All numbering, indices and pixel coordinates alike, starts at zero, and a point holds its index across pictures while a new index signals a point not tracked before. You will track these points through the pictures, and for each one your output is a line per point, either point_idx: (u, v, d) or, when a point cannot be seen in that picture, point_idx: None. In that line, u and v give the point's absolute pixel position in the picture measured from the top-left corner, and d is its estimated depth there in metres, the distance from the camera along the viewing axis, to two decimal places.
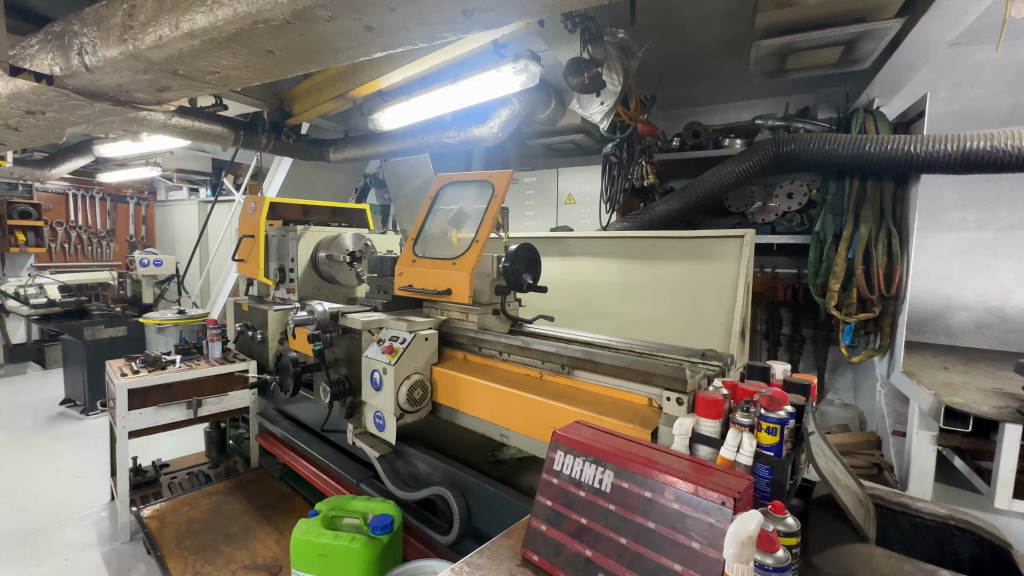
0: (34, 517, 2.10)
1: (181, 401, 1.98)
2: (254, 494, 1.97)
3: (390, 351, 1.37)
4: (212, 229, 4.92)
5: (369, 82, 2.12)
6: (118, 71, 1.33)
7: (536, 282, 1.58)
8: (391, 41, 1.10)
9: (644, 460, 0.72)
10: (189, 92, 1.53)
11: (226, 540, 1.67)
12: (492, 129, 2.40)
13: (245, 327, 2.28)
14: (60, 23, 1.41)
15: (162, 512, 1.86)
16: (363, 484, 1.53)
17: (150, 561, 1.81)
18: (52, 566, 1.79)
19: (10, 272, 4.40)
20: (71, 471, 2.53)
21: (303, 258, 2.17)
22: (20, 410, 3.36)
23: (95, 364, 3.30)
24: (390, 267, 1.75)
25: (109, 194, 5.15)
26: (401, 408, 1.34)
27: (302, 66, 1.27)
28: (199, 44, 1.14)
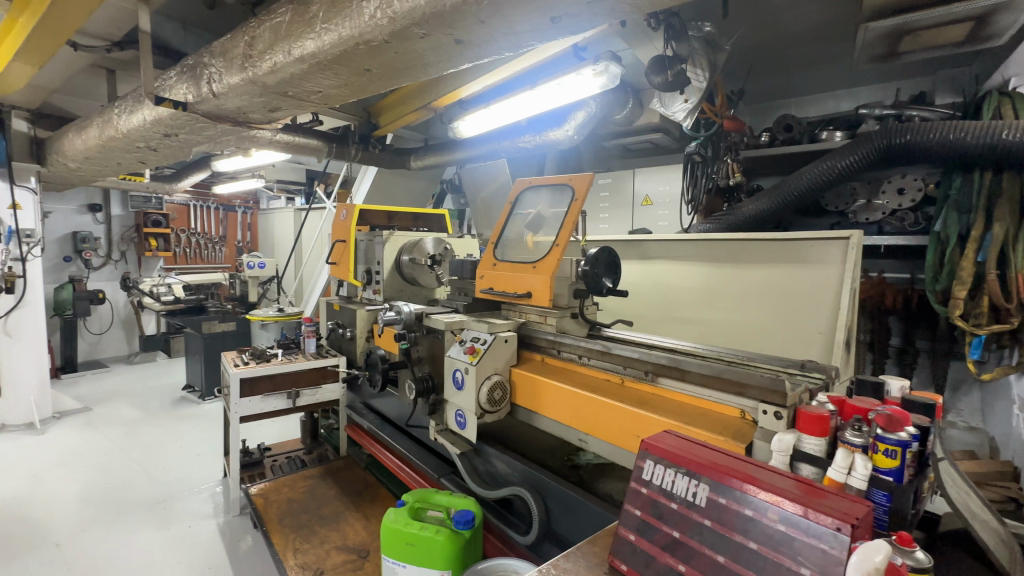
0: (164, 486, 2.42)
1: (282, 391, 2.18)
2: (344, 481, 2.12)
3: (472, 352, 1.41)
4: (306, 234, 5.37)
5: (450, 92, 2.20)
6: (239, 95, 1.49)
7: (616, 285, 1.55)
8: (478, 53, 1.13)
9: (744, 475, 0.68)
10: (295, 111, 1.68)
11: (321, 521, 1.81)
12: (569, 132, 2.40)
13: (336, 325, 2.46)
14: (192, 57, 1.62)
15: (267, 491, 2.05)
16: (444, 479, 1.59)
17: (257, 535, 2.01)
18: (179, 530, 2.04)
19: (145, 273, 5.12)
20: (193, 449, 2.88)
21: (389, 261, 2.30)
22: (151, 393, 3.88)
23: (211, 355, 3.73)
24: (470, 271, 1.81)
25: (222, 204, 5.78)
26: (481, 408, 1.37)
27: (394, 82, 1.35)
28: (307, 67, 1.25)
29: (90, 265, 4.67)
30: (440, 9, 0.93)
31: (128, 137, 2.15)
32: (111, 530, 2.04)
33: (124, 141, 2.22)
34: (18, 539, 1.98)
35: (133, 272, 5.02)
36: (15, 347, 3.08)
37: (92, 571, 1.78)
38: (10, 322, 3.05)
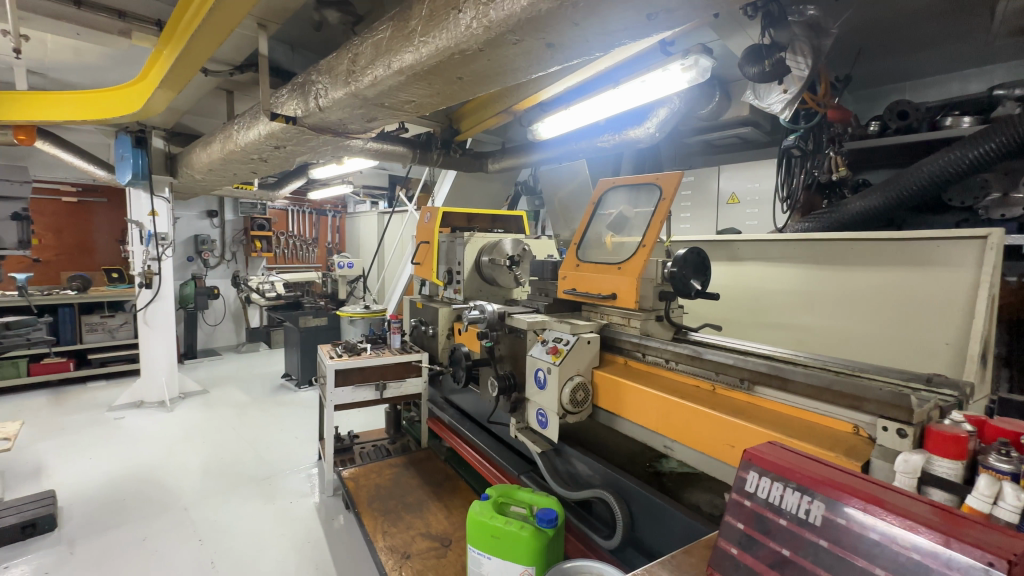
0: (269, 464, 2.68)
1: (370, 383, 2.32)
2: (425, 471, 2.22)
3: (555, 352, 1.42)
4: (389, 236, 5.70)
5: (530, 95, 2.22)
6: (341, 108, 1.62)
7: (705, 288, 1.48)
8: (568, 55, 1.14)
9: (867, 495, 0.62)
10: (389, 121, 1.79)
11: (406, 508, 1.91)
12: (649, 130, 2.33)
13: (419, 323, 2.57)
14: (301, 75, 1.78)
15: (357, 475, 2.20)
16: (524, 476, 1.61)
17: (348, 516, 2.17)
18: (282, 505, 2.26)
19: (251, 272, 5.70)
20: (292, 432, 3.16)
21: (469, 261, 2.37)
22: (256, 380, 4.31)
23: (307, 347, 4.07)
24: (551, 272, 1.82)
25: (315, 208, 6.28)
26: (564, 408, 1.38)
27: (483, 89, 1.40)
28: (404, 79, 1.33)
29: (208, 264, 5.29)
30: (535, 14, 0.95)
31: (245, 150, 2.41)
32: (227, 500, 2.29)
33: (241, 154, 2.49)
34: (154, 501, 2.28)
35: (242, 270, 5.62)
36: (152, 335, 3.57)
37: (213, 534, 2.02)
38: (148, 313, 3.54)
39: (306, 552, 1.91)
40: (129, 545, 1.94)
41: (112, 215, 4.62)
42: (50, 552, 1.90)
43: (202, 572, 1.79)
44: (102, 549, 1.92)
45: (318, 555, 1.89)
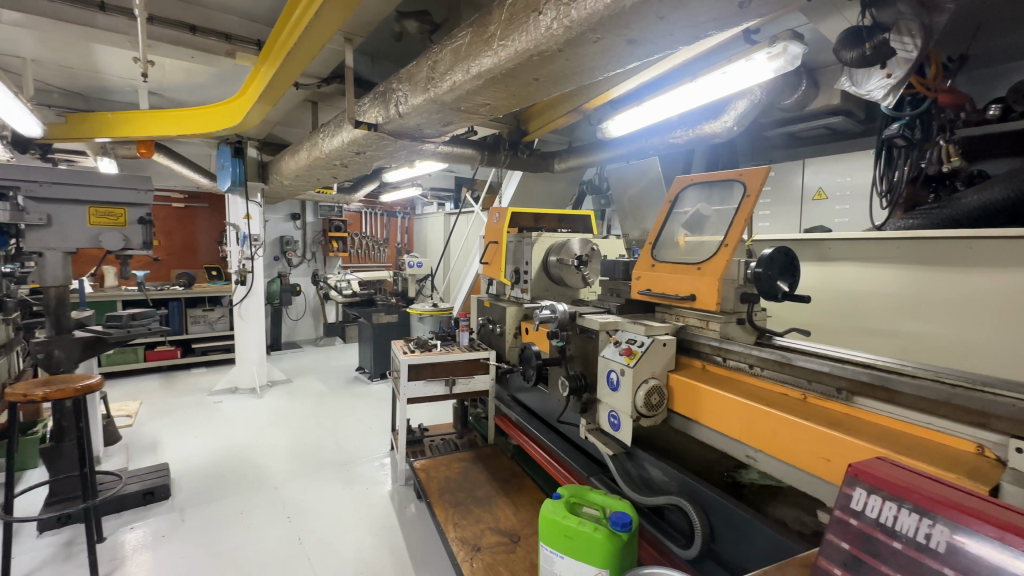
0: (346, 451, 2.86)
1: (441, 378, 2.40)
2: (492, 467, 2.26)
3: (629, 353, 1.39)
4: (455, 236, 5.87)
5: (601, 94, 2.19)
6: (420, 114, 1.69)
7: (793, 290, 1.38)
8: (649, 50, 1.11)
9: (1008, 524, 0.54)
10: (462, 124, 1.84)
11: (475, 501, 1.96)
12: (727, 123, 2.19)
13: (487, 321, 2.62)
14: (382, 84, 1.88)
15: (427, 466, 2.28)
16: (593, 478, 1.60)
17: (419, 504, 2.26)
18: (359, 490, 2.40)
19: (329, 271, 6.09)
20: (366, 422, 3.34)
21: (537, 261, 2.37)
22: (333, 372, 4.60)
23: (379, 342, 4.29)
24: (622, 272, 1.79)
25: (386, 210, 6.58)
26: (637, 411, 1.34)
27: (557, 89, 1.40)
28: (482, 83, 1.37)
29: (292, 263, 5.72)
30: (619, 11, 0.93)
31: (329, 157, 2.58)
32: (310, 482, 2.47)
33: (325, 160, 2.67)
34: (248, 478, 2.51)
35: (320, 269, 6.02)
36: (245, 328, 3.92)
37: (299, 513, 2.18)
38: (243, 307, 3.89)
39: (381, 536, 2.01)
40: (229, 517, 2.15)
41: (212, 218, 5.13)
42: (165, 517, 2.15)
43: (291, 547, 1.94)
44: (206, 519, 2.14)
45: (392, 540, 1.99)
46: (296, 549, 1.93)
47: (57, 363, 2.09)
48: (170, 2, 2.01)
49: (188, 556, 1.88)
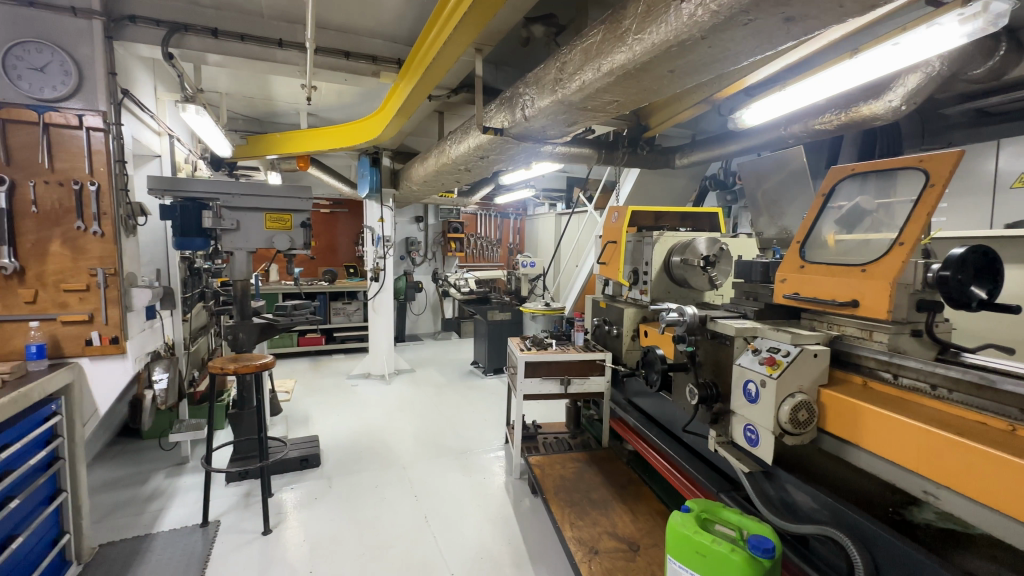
0: (464, 440, 3.02)
1: (556, 377, 2.42)
2: (607, 471, 2.22)
3: (771, 363, 1.26)
4: (567, 236, 5.90)
5: (736, 82, 2.03)
6: (546, 116, 1.72)
7: (994, 298, 1.14)
8: (809, 27, 1.00)
9: None
10: (586, 123, 1.83)
11: (591, 504, 1.94)
12: (893, 102, 1.88)
13: (603, 322, 2.58)
14: (509, 90, 1.95)
15: (542, 462, 2.32)
16: (723, 494, 1.50)
17: (533, 500, 2.31)
18: (477, 478, 2.52)
19: (447, 269, 6.49)
20: (481, 415, 3.50)
21: (658, 262, 2.26)
22: (452, 364, 4.91)
23: (494, 338, 4.47)
24: (760, 275, 1.64)
25: (499, 212, 6.81)
26: (781, 428, 1.22)
27: (693, 80, 1.32)
28: (612, 79, 1.35)
29: (415, 262, 6.20)
30: None
31: (455, 162, 2.75)
32: (433, 466, 2.66)
33: (451, 166, 2.84)
34: (381, 456, 2.78)
35: (439, 268, 6.43)
36: (378, 320, 4.35)
37: (425, 493, 2.36)
38: (375, 302, 4.30)
39: (499, 527, 2.09)
40: (367, 489, 2.40)
41: (351, 222, 5.77)
42: (317, 483, 2.47)
43: (419, 524, 2.11)
44: (348, 488, 2.42)
45: (510, 532, 2.05)
46: (423, 527, 2.08)
47: (241, 344, 2.51)
48: (330, 34, 2.35)
49: (336, 519, 2.14)
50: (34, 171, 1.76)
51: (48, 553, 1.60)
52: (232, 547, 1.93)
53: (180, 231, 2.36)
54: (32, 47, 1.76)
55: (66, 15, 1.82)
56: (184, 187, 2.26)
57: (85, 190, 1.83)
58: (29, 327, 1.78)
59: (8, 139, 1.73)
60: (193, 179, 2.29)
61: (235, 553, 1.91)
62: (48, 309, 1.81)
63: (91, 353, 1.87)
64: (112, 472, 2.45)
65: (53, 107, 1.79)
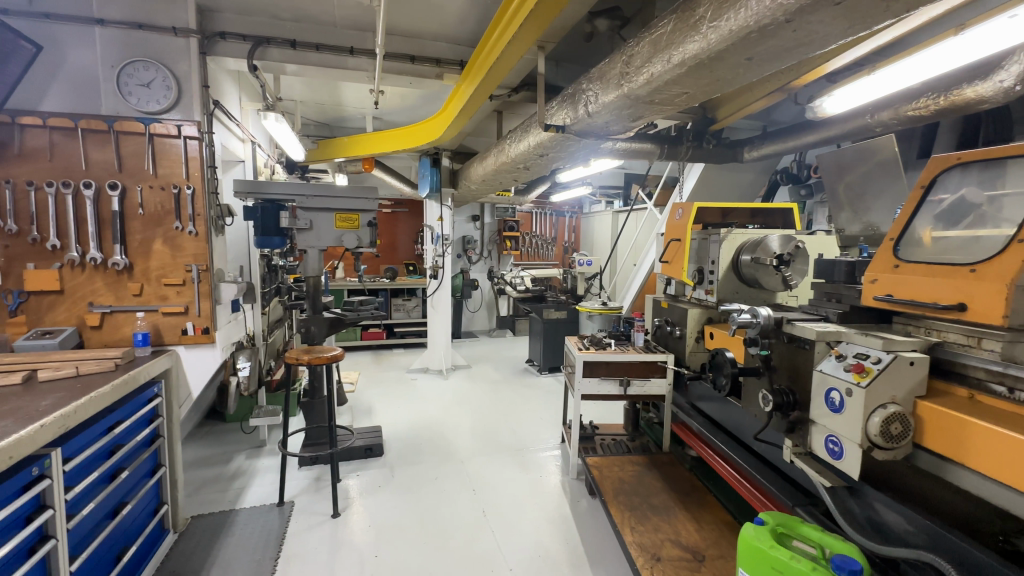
0: (520, 437, 3.05)
1: (615, 378, 2.38)
2: (669, 476, 2.15)
3: (859, 371, 1.17)
4: (624, 234, 5.78)
5: (815, 69, 1.90)
6: (610, 111, 1.69)
7: None
8: (912, 3, 0.91)
9: None
10: (651, 118, 1.78)
11: (652, 509, 1.88)
12: (1004, 82, 1.67)
13: (664, 322, 2.50)
14: (571, 86, 1.93)
15: (600, 464, 2.28)
16: (799, 508, 1.41)
17: (591, 501, 2.28)
18: (533, 476, 2.53)
19: (503, 268, 6.55)
20: (537, 413, 3.51)
21: (725, 260, 2.15)
22: (507, 362, 4.95)
23: (549, 337, 4.46)
24: (844, 275, 1.54)
25: (555, 210, 6.78)
26: (869, 441, 1.12)
27: (772, 67, 1.25)
28: (683, 71, 1.30)
29: (472, 261, 6.31)
30: None
31: (514, 161, 2.76)
32: (490, 461, 2.70)
33: (510, 164, 2.85)
34: (440, 448, 2.86)
35: (495, 266, 6.51)
36: (436, 316, 4.46)
37: (482, 488, 2.40)
38: (434, 299, 4.42)
39: (557, 526, 2.09)
40: (427, 480, 2.48)
41: (411, 221, 5.97)
42: (380, 471, 2.57)
43: (477, 518, 2.14)
44: (410, 478, 2.51)
45: (568, 532, 2.04)
46: (482, 521, 2.12)
47: (313, 336, 2.67)
48: (397, 39, 2.44)
49: (398, 507, 2.23)
50: (141, 177, 1.96)
51: (150, 522, 1.77)
52: (305, 527, 2.06)
53: (261, 230, 2.56)
54: (139, 66, 1.96)
55: (168, 35, 2.02)
56: (264, 189, 2.41)
57: (182, 194, 2.01)
58: (136, 317, 1.99)
59: (120, 149, 1.93)
60: (271, 181, 2.43)
61: (308, 532, 2.03)
62: (151, 301, 2.01)
63: (186, 342, 2.06)
64: (201, 451, 2.69)
65: (156, 118, 1.98)
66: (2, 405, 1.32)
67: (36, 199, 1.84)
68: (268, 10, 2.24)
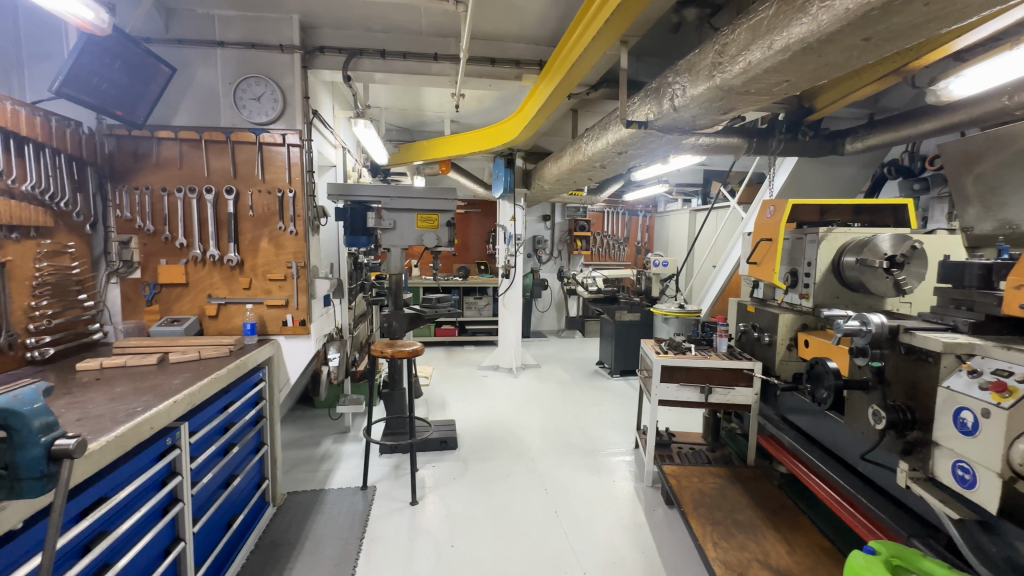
0: (592, 440, 3.00)
1: (696, 385, 2.27)
2: (755, 492, 2.01)
3: (999, 390, 1.01)
4: (703, 234, 5.50)
5: (941, 47, 1.69)
6: (699, 104, 1.61)
7: None
8: None
9: None
10: (744, 109, 1.67)
11: (737, 526, 1.77)
12: None
13: (751, 327, 2.34)
14: (656, 80, 1.87)
15: (678, 473, 2.19)
16: (916, 540, 1.26)
17: (667, 511, 2.19)
18: (606, 481, 2.48)
19: (572, 268, 6.48)
20: (608, 416, 3.43)
21: (823, 263, 1.98)
22: (576, 363, 4.90)
23: (620, 339, 4.35)
24: (978, 279, 1.33)
25: (628, 210, 6.60)
26: (1012, 471, 0.97)
27: (892, 48, 1.12)
28: (785, 58, 1.21)
29: (542, 260, 6.33)
30: None
31: (590, 159, 2.72)
32: (561, 462, 2.69)
33: (586, 163, 2.81)
34: (511, 446, 2.89)
35: (565, 266, 6.47)
36: (507, 315, 4.52)
37: (554, 488, 2.40)
38: (506, 297, 4.48)
39: (631, 533, 2.03)
40: (499, 476, 2.52)
41: (483, 221, 6.09)
42: (454, 464, 2.65)
43: (549, 518, 2.14)
44: (482, 473, 2.56)
45: (643, 541, 1.98)
46: (554, 521, 2.11)
47: (394, 331, 2.80)
48: (479, 43, 2.50)
49: (472, 500, 2.28)
50: (252, 182, 2.16)
51: (253, 495, 1.95)
52: (386, 512, 2.17)
53: (350, 230, 2.73)
54: (252, 81, 2.17)
55: (276, 52, 2.21)
56: (353, 191, 2.58)
57: (285, 197, 2.20)
58: (246, 308, 2.20)
59: (235, 157, 2.14)
60: (360, 184, 2.59)
61: (389, 517, 2.14)
62: (257, 294, 2.21)
63: (286, 332, 2.25)
64: (294, 433, 2.92)
65: (264, 129, 2.18)
66: (144, 382, 1.52)
67: (169, 203, 2.10)
68: (362, 23, 2.38)
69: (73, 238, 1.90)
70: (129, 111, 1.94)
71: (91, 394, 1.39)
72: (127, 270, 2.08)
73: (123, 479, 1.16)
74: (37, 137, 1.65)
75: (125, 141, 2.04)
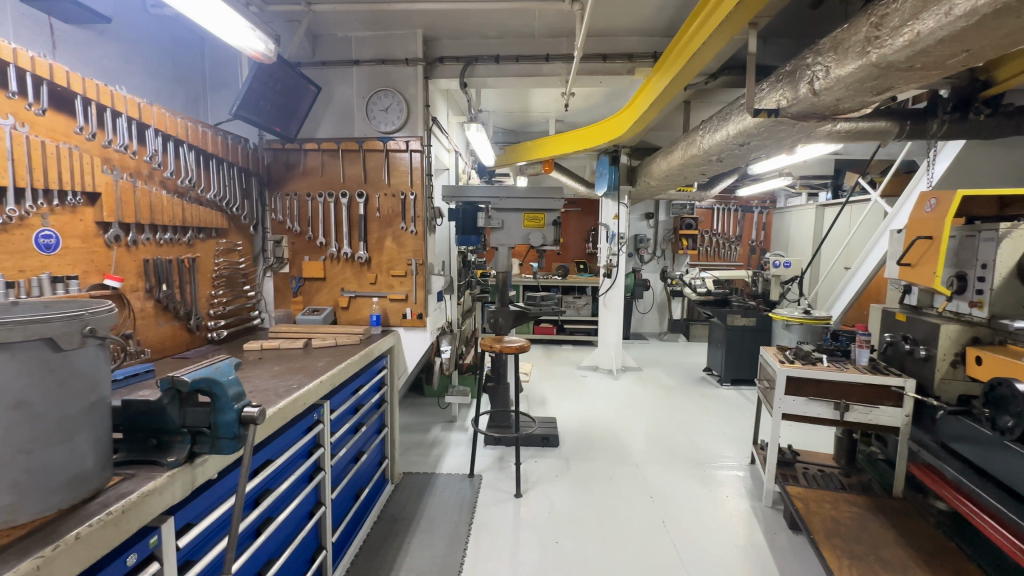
0: (701, 451, 2.82)
1: (829, 400, 2.03)
2: (904, 528, 1.76)
3: None
4: (833, 232, 4.90)
5: None
6: (848, 86, 1.44)
7: None
8: None
9: None
10: (905, 88, 1.45)
11: (883, 564, 1.56)
12: None
13: (901, 339, 2.04)
14: (791, 63, 1.70)
15: (805, 496, 1.98)
16: None
17: (792, 537, 1.99)
18: (718, 495, 2.32)
19: (677, 268, 6.17)
20: (717, 426, 3.21)
21: (1005, 266, 1.65)
22: (681, 368, 4.67)
23: (732, 345, 4.06)
24: None
25: (741, 206, 6.11)
26: None
27: None
28: (967, 25, 1.04)
29: (644, 260, 6.10)
30: None
31: (706, 153, 2.56)
32: (667, 470, 2.57)
33: (701, 157, 2.65)
34: (613, 448, 2.84)
35: (669, 266, 6.17)
36: (607, 315, 4.43)
37: (661, 497, 2.30)
38: (607, 297, 4.39)
39: (748, 556, 1.88)
40: (602, 478, 2.48)
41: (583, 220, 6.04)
42: (556, 461, 2.67)
43: (656, 527, 2.06)
44: (585, 473, 2.54)
45: (763, 566, 1.82)
46: (662, 531, 2.03)
47: (500, 328, 2.89)
48: (591, 41, 2.49)
49: (574, 499, 2.28)
50: (379, 186, 2.37)
51: (376, 472, 2.14)
52: (492, 501, 2.26)
53: (461, 230, 2.86)
54: (382, 94, 2.38)
55: (402, 66, 2.40)
56: (464, 193, 2.71)
57: (406, 200, 2.38)
58: (372, 301, 2.43)
59: (366, 163, 2.37)
60: (470, 186, 2.71)
61: (495, 506, 2.22)
62: (382, 288, 2.42)
63: (405, 324, 2.44)
64: (407, 419, 3.15)
65: (390, 137, 2.37)
66: (294, 363, 1.75)
67: (312, 206, 2.38)
68: (477, 32, 2.49)
69: (241, 238, 2.24)
70: (284, 126, 2.23)
71: (256, 371, 1.63)
72: (279, 265, 2.40)
73: (283, 446, 1.34)
74: (219, 153, 1.98)
75: (279, 153, 2.36)
